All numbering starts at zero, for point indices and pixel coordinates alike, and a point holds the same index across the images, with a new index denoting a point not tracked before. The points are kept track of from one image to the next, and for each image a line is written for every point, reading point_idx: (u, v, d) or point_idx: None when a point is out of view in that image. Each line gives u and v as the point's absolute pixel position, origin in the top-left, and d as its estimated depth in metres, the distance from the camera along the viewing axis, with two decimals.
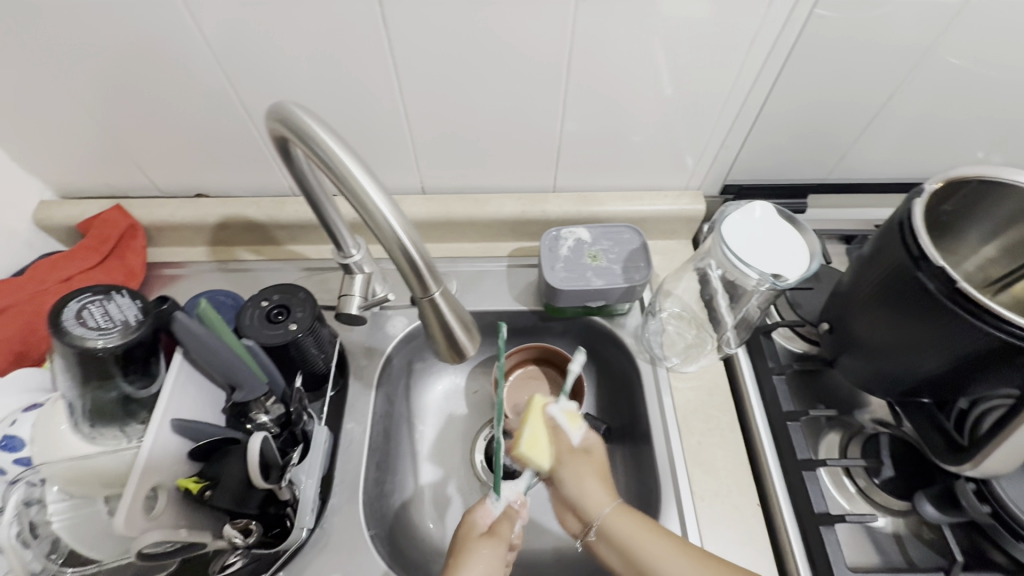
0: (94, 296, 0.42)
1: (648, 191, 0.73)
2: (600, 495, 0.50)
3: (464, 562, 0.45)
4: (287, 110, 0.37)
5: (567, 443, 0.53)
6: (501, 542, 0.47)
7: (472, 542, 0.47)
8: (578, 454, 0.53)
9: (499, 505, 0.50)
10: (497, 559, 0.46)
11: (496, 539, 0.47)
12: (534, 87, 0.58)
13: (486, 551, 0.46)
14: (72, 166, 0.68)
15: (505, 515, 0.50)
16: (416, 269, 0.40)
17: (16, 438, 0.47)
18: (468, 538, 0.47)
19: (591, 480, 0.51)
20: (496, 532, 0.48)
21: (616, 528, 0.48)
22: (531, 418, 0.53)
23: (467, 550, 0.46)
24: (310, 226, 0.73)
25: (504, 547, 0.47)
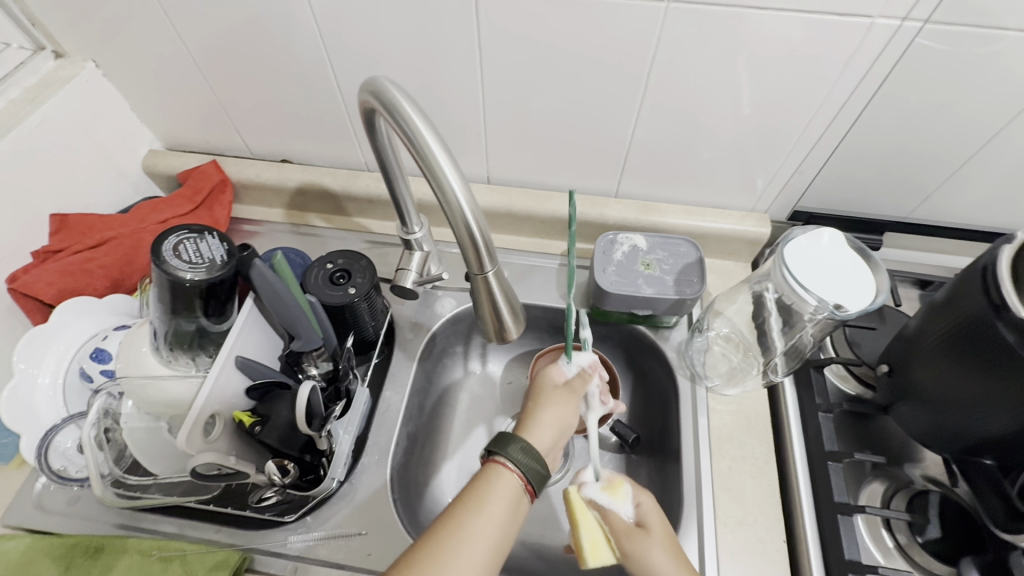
0: (190, 234, 0.46)
1: (711, 208, 0.72)
2: (683, 569, 0.47)
3: (541, 404, 0.52)
4: (379, 83, 0.40)
5: (620, 519, 0.49)
6: (575, 394, 0.54)
7: (549, 391, 0.54)
8: (636, 530, 0.49)
9: (573, 366, 0.57)
10: (569, 405, 0.53)
11: (570, 390, 0.54)
12: (611, 92, 0.59)
13: (558, 399, 0.53)
14: (181, 121, 0.75)
15: (578, 374, 0.56)
16: (476, 246, 0.41)
17: (105, 351, 0.56)
18: (544, 387, 0.54)
19: (663, 556, 0.47)
20: (570, 386, 0.54)
21: None
22: (579, 516, 0.49)
23: (544, 396, 0.53)
24: (378, 201, 0.77)
25: (576, 399, 0.54)
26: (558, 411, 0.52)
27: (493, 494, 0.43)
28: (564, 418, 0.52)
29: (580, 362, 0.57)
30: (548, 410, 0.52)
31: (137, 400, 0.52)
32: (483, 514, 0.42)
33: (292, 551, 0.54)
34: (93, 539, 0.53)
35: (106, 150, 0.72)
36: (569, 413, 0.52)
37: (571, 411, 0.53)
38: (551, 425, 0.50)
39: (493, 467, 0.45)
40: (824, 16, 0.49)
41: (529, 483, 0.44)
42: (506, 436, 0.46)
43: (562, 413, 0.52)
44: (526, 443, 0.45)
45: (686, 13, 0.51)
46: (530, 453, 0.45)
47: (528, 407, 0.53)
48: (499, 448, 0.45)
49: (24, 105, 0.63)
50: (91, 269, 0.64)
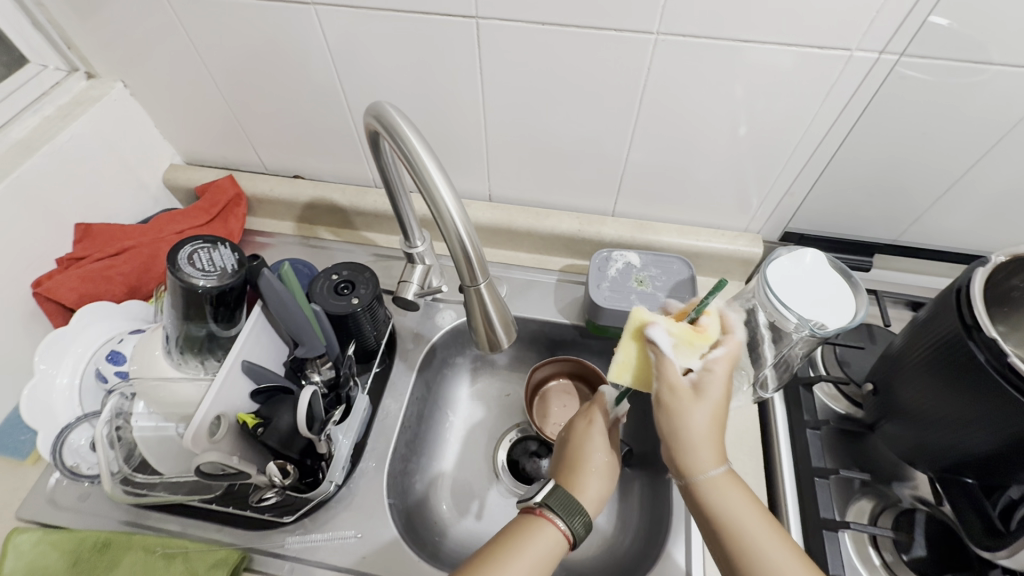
0: (204, 244, 0.49)
1: (705, 228, 0.74)
2: (711, 450, 0.46)
3: (595, 465, 0.52)
4: (382, 107, 0.42)
5: (672, 373, 0.46)
6: (617, 456, 0.55)
7: (602, 448, 0.53)
8: (683, 388, 0.46)
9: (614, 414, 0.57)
10: (614, 469, 0.53)
11: (613, 453, 0.55)
12: (606, 116, 0.62)
13: (608, 462, 0.53)
14: (201, 137, 0.80)
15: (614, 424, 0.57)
16: (468, 259, 0.43)
17: (121, 353, 0.59)
18: (593, 442, 0.53)
19: (697, 421, 0.45)
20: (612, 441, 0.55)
21: (719, 498, 0.45)
22: (624, 337, 0.48)
23: (593, 453, 0.53)
24: (384, 216, 0.80)
25: (616, 455, 0.55)
26: (606, 477, 0.52)
27: (543, 549, 0.44)
28: (609, 486, 0.52)
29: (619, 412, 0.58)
30: (599, 471, 0.51)
31: (148, 400, 0.55)
32: (538, 563, 0.43)
33: (290, 552, 0.56)
34: (101, 535, 0.56)
35: (129, 164, 0.76)
36: (613, 478, 0.53)
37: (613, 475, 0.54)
38: (601, 493, 0.51)
39: (542, 521, 0.46)
40: (806, 48, 0.51)
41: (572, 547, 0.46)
42: (568, 498, 0.47)
43: (610, 482, 0.52)
44: (585, 512, 0.47)
45: (674, 43, 0.53)
46: (585, 519, 0.47)
47: (576, 461, 0.52)
48: (562, 508, 0.46)
49: (56, 122, 0.67)
50: (110, 276, 0.67)
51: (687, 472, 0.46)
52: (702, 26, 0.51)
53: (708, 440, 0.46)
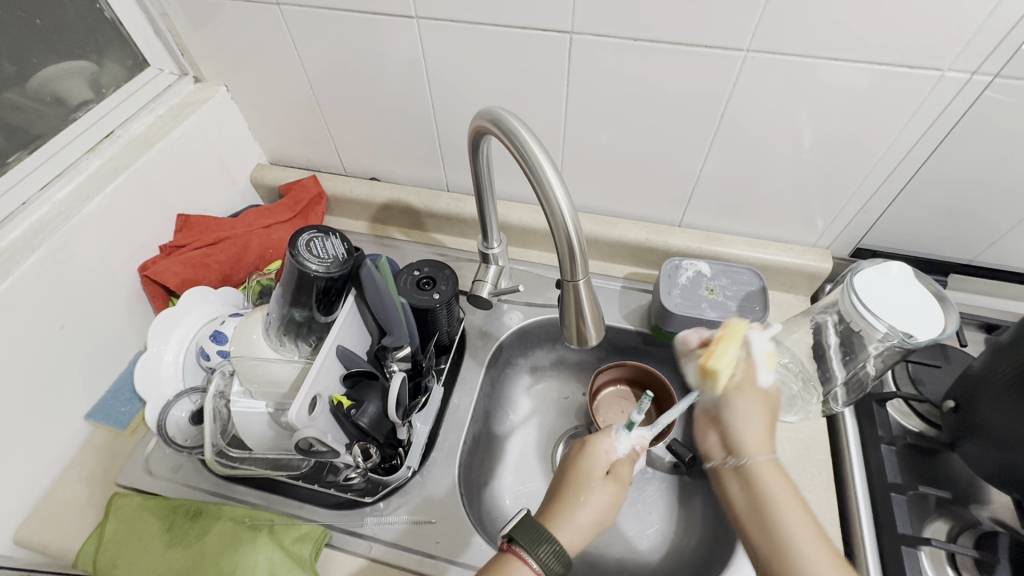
0: (317, 232, 0.53)
1: (773, 242, 0.75)
2: (762, 436, 0.48)
3: (577, 498, 0.50)
4: (498, 112, 0.46)
5: (754, 376, 0.50)
6: (621, 484, 0.52)
7: (593, 480, 0.51)
8: (757, 384, 0.50)
9: (624, 443, 0.54)
10: (612, 499, 0.51)
11: (616, 484, 0.52)
12: (685, 129, 0.64)
13: (600, 494, 0.50)
14: (289, 139, 0.85)
15: (627, 455, 0.54)
16: (572, 253, 0.45)
17: (223, 333, 0.63)
18: (587, 476, 0.52)
19: (759, 416, 0.49)
20: (616, 473, 0.52)
21: (769, 479, 0.46)
22: (727, 341, 0.49)
23: (583, 486, 0.51)
24: (455, 219, 0.83)
25: (623, 488, 0.52)
26: (597, 510, 0.50)
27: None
28: (602, 516, 0.50)
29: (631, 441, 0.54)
30: (586, 504, 0.50)
31: (245, 379, 0.59)
32: None
33: (368, 532, 0.59)
34: (194, 504, 0.60)
35: (225, 162, 0.82)
36: (610, 511, 0.50)
37: (615, 506, 0.51)
38: (584, 528, 0.49)
39: (512, 558, 0.45)
40: (895, 68, 0.53)
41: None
42: (535, 530, 0.45)
43: (603, 513, 0.50)
44: (555, 544, 0.45)
45: (762, 61, 0.56)
46: (558, 555, 0.45)
47: (565, 496, 0.51)
48: (525, 543, 0.45)
49: (169, 121, 0.73)
50: (208, 264, 0.72)
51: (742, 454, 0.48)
52: (793, 45, 0.54)
53: (761, 425, 0.49)
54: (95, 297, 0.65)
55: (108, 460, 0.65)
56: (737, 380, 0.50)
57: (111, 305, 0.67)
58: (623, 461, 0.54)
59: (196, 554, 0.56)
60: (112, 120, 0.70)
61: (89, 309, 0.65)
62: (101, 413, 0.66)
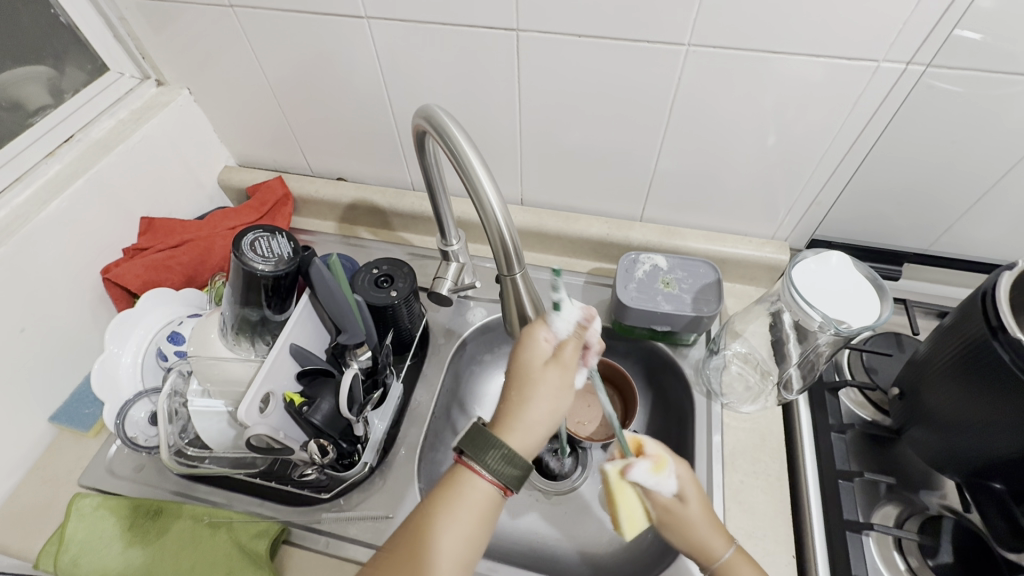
0: (263, 232, 0.54)
1: (733, 235, 0.76)
2: (720, 534, 0.50)
3: (527, 394, 0.45)
4: (432, 110, 0.46)
5: (664, 498, 0.50)
6: (569, 365, 0.46)
7: (539, 369, 0.46)
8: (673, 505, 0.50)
9: (563, 325, 0.48)
10: (561, 384, 0.46)
11: (561, 368, 0.46)
12: (636, 125, 0.65)
13: (548, 385, 0.45)
14: (254, 141, 0.85)
15: (571, 333, 0.48)
16: (506, 247, 0.46)
17: (180, 334, 0.64)
18: (530, 368, 0.46)
19: (702, 518, 0.50)
20: (562, 356, 0.47)
21: (737, 571, 0.50)
22: (620, 495, 0.49)
23: (531, 383, 0.45)
24: (421, 218, 0.84)
25: (572, 371, 0.47)
26: (551, 403, 0.45)
27: (462, 501, 0.42)
28: (557, 405, 0.45)
29: (570, 319, 0.48)
30: (541, 404, 0.45)
31: (202, 379, 0.59)
32: (454, 519, 0.41)
33: (325, 527, 0.59)
34: (153, 502, 0.60)
35: (190, 164, 0.82)
36: (562, 398, 0.46)
37: (565, 388, 0.46)
38: (539, 423, 0.44)
39: (464, 469, 0.43)
40: (833, 60, 0.53)
41: (503, 488, 0.42)
42: (480, 438, 0.42)
43: (556, 404, 0.45)
44: (504, 448, 0.42)
45: (705, 55, 0.56)
46: (509, 460, 0.42)
47: (514, 401, 0.45)
48: (472, 453, 0.42)
49: (130, 124, 0.73)
50: (171, 266, 0.73)
51: (707, 565, 0.51)
52: (733, 38, 0.54)
53: (710, 527, 0.51)
54: (56, 300, 0.66)
55: (71, 462, 0.66)
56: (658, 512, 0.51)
57: (74, 309, 0.68)
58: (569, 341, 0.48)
59: (156, 551, 0.57)
60: (72, 125, 0.70)
61: (50, 313, 0.65)
62: (66, 415, 0.67)
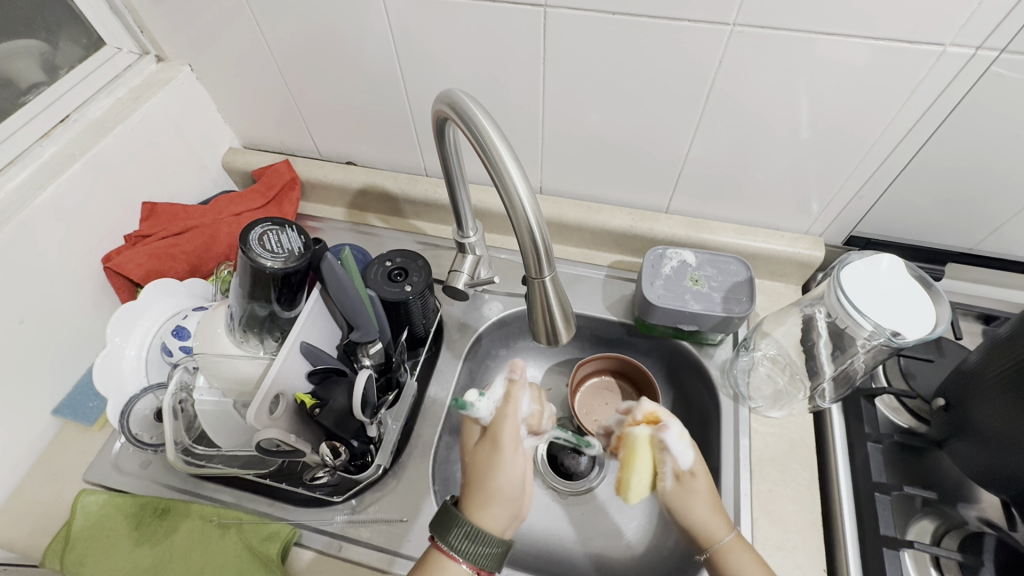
0: (273, 226, 0.50)
1: (764, 229, 0.72)
2: (718, 517, 0.51)
3: (476, 475, 0.48)
4: (457, 95, 0.42)
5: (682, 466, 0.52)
6: (503, 436, 0.49)
7: (480, 451, 0.49)
8: (686, 473, 0.52)
9: (488, 404, 0.50)
10: (502, 453, 0.48)
11: (496, 439, 0.49)
12: (669, 111, 0.61)
13: (490, 459, 0.48)
14: (259, 122, 0.81)
15: (496, 408, 0.50)
16: (535, 248, 0.43)
17: (185, 329, 0.61)
18: (474, 450, 0.50)
19: (700, 495, 0.51)
20: (496, 431, 0.49)
21: (736, 557, 0.49)
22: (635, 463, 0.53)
23: (475, 463, 0.49)
24: (434, 205, 0.80)
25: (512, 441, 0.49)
26: (502, 473, 0.47)
27: None
28: (509, 472, 0.47)
29: (494, 396, 0.51)
30: (492, 477, 0.47)
31: (209, 377, 0.57)
32: None
33: (338, 530, 0.57)
34: (161, 501, 0.59)
35: (193, 146, 0.78)
36: (506, 466, 0.47)
37: (511, 454, 0.48)
38: (495, 500, 0.46)
39: (436, 553, 0.44)
40: (894, 43, 0.49)
41: (478, 570, 0.44)
42: (445, 518, 0.45)
43: (506, 472, 0.47)
44: (465, 526, 0.44)
45: (750, 36, 0.52)
46: (472, 535, 0.44)
47: (471, 482, 0.48)
48: (437, 532, 0.45)
49: (130, 103, 0.69)
50: (174, 254, 0.70)
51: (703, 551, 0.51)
52: (782, 17, 0.49)
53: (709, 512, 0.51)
54: (56, 290, 0.63)
55: (76, 457, 0.64)
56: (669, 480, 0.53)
57: (75, 299, 0.65)
58: (501, 414, 0.50)
59: (164, 552, 0.55)
60: (67, 104, 0.67)
61: (51, 304, 0.63)
62: (69, 408, 0.65)
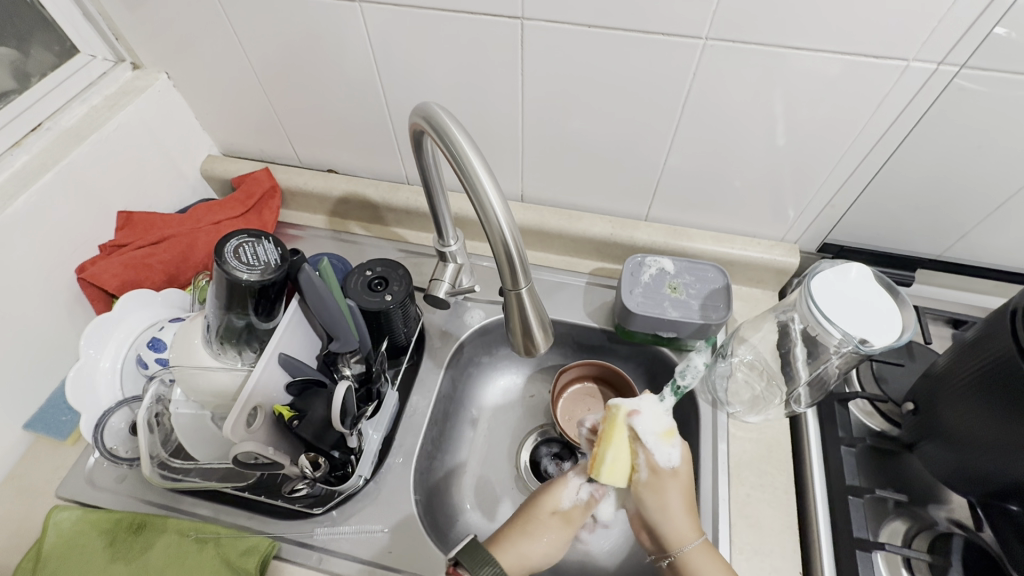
0: (249, 238, 0.50)
1: (741, 236, 0.73)
2: (689, 522, 0.51)
3: (529, 530, 0.54)
4: (432, 108, 0.43)
5: (656, 461, 0.52)
6: (571, 526, 0.55)
7: (544, 516, 0.55)
8: (669, 472, 0.52)
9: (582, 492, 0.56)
10: (560, 538, 0.54)
11: (566, 523, 0.55)
12: (646, 121, 0.62)
13: (550, 532, 0.54)
14: (238, 129, 0.80)
15: (583, 502, 0.56)
16: (511, 260, 0.43)
17: (161, 340, 0.61)
18: (542, 511, 0.55)
19: (676, 499, 0.52)
20: (569, 514, 0.56)
21: (697, 565, 0.49)
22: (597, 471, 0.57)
23: (536, 522, 0.54)
24: (415, 213, 0.80)
25: (571, 530, 0.55)
26: (547, 552, 0.53)
27: None
28: (550, 555, 0.53)
29: (590, 489, 0.57)
30: (536, 543, 0.53)
31: (185, 388, 0.56)
32: None
33: (318, 542, 0.57)
34: (137, 516, 0.58)
35: (170, 154, 0.77)
36: (555, 548, 0.54)
37: (562, 543, 0.54)
38: (529, 559, 0.52)
39: None
40: (860, 57, 0.50)
41: None
42: (480, 555, 0.46)
43: (549, 550, 0.53)
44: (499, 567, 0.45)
45: (723, 49, 0.53)
46: None
47: (522, 529, 0.54)
48: (469, 563, 0.45)
49: (104, 112, 0.68)
50: (150, 264, 0.69)
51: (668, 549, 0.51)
52: (754, 31, 0.50)
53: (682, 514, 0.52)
54: (27, 302, 0.62)
55: (48, 472, 0.63)
56: (644, 476, 0.53)
57: (47, 310, 0.64)
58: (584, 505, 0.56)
59: (139, 569, 0.54)
60: (39, 113, 0.65)
61: (22, 316, 0.61)
62: (41, 422, 0.64)
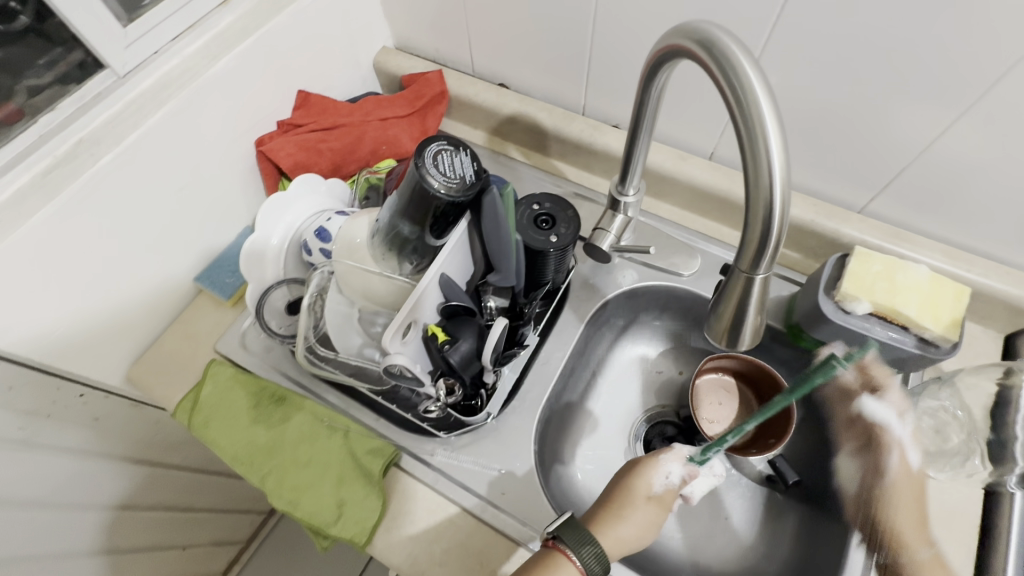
0: (446, 146, 0.47)
1: (980, 259, 0.59)
2: None
3: (620, 510, 0.48)
4: (714, 31, 0.34)
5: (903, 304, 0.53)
6: (664, 509, 0.49)
7: (636, 496, 0.48)
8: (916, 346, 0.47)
9: (673, 477, 0.50)
10: (655, 519, 0.48)
11: (658, 505, 0.49)
12: (926, 91, 0.49)
13: (643, 513, 0.48)
14: (421, 23, 0.76)
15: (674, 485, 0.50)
16: (764, 238, 0.35)
17: (327, 230, 0.61)
18: (633, 490, 0.49)
19: None
20: (661, 497, 0.49)
21: None
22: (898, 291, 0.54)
23: (627, 500, 0.48)
24: (584, 148, 0.72)
25: (664, 514, 0.49)
26: (638, 535, 0.47)
27: None
28: (644, 535, 0.48)
29: (680, 474, 0.50)
30: (628, 524, 0.47)
31: (343, 282, 0.57)
32: None
33: (436, 463, 0.57)
34: (278, 388, 0.61)
35: (352, 38, 0.75)
36: (649, 532, 0.48)
37: (655, 526, 0.48)
38: (622, 540, 0.47)
39: (555, 552, 0.44)
40: None
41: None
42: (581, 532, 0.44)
43: (643, 532, 0.47)
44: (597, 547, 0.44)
45: None
46: (598, 558, 0.44)
47: (612, 507, 0.48)
48: (568, 540, 0.44)
49: None
50: (321, 150, 0.69)
51: None
52: None
53: None
54: (215, 163, 0.64)
55: (208, 324, 0.68)
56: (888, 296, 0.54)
57: (228, 174, 0.66)
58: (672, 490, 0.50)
59: (278, 436, 0.58)
60: None
61: (209, 176, 0.64)
62: (209, 279, 0.68)
